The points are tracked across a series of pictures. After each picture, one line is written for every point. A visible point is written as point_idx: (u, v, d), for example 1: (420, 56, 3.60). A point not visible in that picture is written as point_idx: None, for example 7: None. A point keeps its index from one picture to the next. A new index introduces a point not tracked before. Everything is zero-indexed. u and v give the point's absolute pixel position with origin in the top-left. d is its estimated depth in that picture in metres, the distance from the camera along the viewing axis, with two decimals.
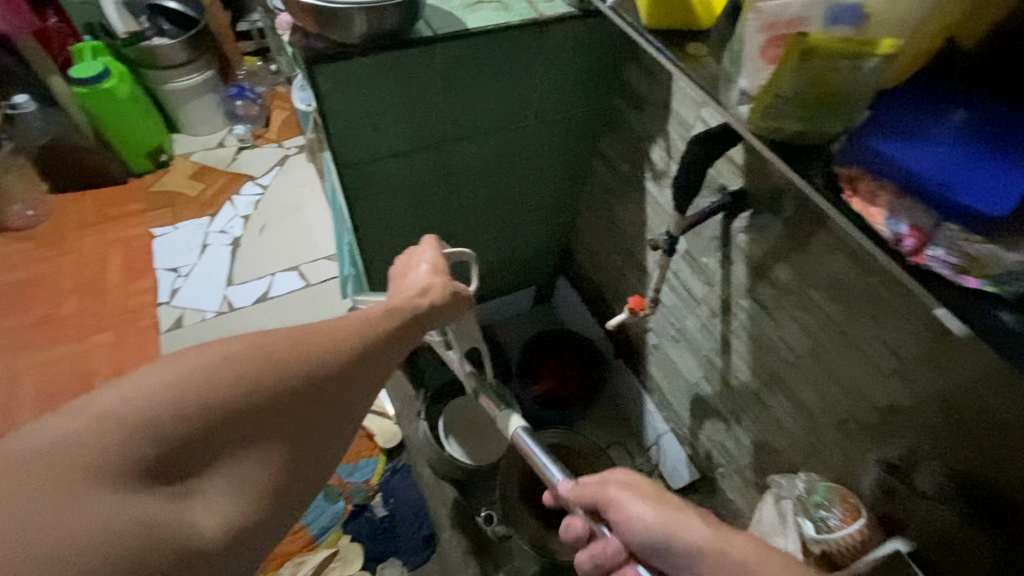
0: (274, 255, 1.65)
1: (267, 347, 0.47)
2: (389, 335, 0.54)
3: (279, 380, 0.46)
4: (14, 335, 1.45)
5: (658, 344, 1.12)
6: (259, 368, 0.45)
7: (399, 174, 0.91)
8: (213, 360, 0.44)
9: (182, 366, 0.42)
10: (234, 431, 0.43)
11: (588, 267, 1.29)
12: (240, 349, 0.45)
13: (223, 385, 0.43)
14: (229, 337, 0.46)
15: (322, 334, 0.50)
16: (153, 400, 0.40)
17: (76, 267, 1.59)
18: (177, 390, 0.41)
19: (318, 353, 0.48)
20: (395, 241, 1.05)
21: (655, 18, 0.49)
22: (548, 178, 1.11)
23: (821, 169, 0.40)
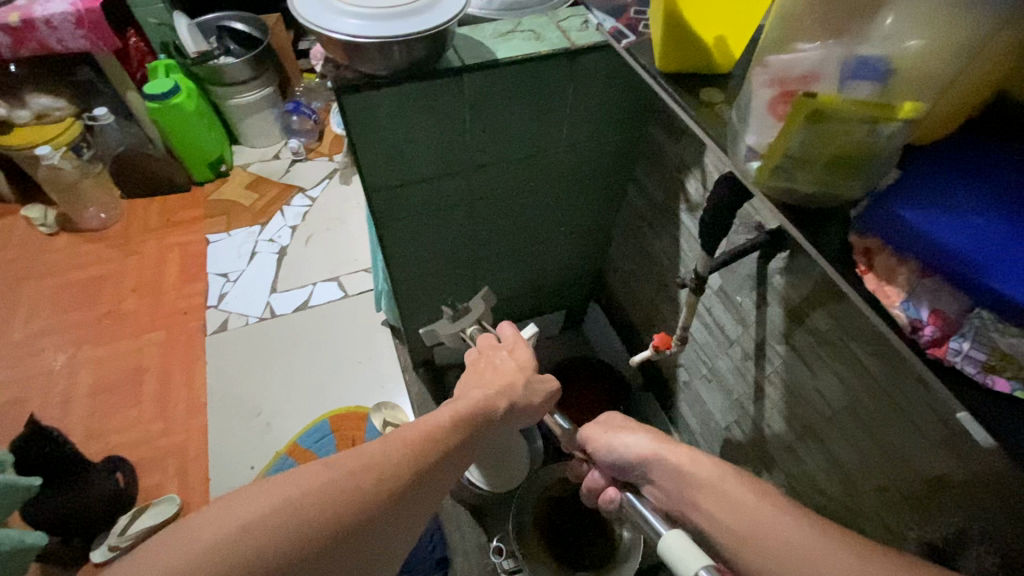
0: (317, 265, 1.71)
1: (290, 506, 0.48)
2: (417, 479, 0.55)
3: (323, 524, 0.48)
4: (79, 329, 1.56)
5: (689, 381, 1.07)
6: (278, 534, 0.46)
7: (428, 198, 0.92)
8: (233, 531, 0.45)
9: (204, 536, 0.44)
10: None
11: (620, 295, 1.26)
12: (263, 515, 0.46)
13: (274, 533, 0.46)
14: (261, 495, 0.48)
15: (364, 473, 0.52)
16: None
17: (138, 268, 1.70)
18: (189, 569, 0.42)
19: (349, 501, 0.50)
20: (423, 262, 1.06)
21: (667, 61, 0.49)
22: (580, 206, 1.10)
23: (838, 234, 0.40)
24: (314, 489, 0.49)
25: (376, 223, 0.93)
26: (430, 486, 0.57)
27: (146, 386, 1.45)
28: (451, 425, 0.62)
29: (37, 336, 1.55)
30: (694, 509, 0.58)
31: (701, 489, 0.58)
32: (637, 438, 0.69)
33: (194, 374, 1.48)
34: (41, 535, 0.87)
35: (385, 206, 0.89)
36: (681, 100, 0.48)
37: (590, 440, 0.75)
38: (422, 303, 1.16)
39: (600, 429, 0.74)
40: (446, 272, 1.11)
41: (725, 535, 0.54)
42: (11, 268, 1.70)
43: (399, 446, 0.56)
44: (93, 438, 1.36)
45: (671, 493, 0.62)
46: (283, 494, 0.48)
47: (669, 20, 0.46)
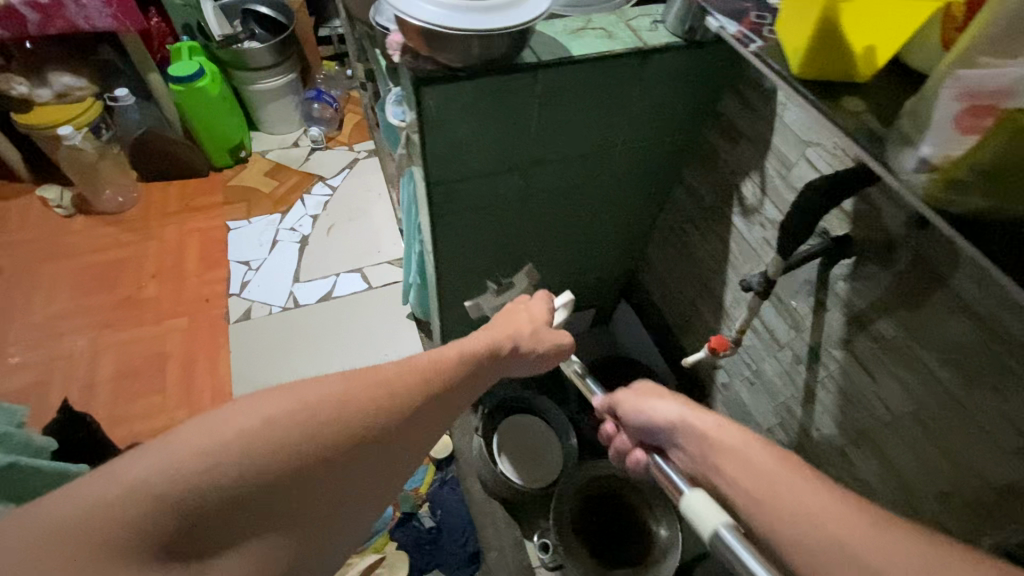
0: (340, 255, 1.69)
1: (307, 409, 0.51)
2: (422, 404, 0.59)
3: (337, 434, 0.52)
4: (98, 314, 1.53)
5: (729, 383, 1.08)
6: (295, 436, 0.49)
7: (484, 193, 0.91)
8: (255, 424, 0.48)
9: (230, 425, 0.47)
10: (261, 504, 0.47)
11: (656, 296, 1.27)
12: (283, 414, 0.50)
13: (277, 436, 0.48)
14: (279, 395, 0.51)
15: (357, 402, 0.54)
16: (190, 460, 0.44)
17: (158, 253, 1.67)
18: (212, 456, 0.45)
19: (360, 416, 0.54)
20: (468, 257, 1.05)
21: (807, 69, 0.51)
22: (625, 205, 1.10)
23: (1003, 239, 0.41)
24: (301, 409, 0.51)
25: (430, 216, 0.92)
26: (418, 421, 0.58)
27: (170, 373, 1.43)
28: (455, 363, 0.64)
29: (55, 319, 1.52)
30: (717, 475, 0.58)
31: (721, 452, 0.59)
32: (667, 405, 0.69)
33: (218, 363, 1.46)
34: None
35: (442, 199, 0.89)
36: (819, 105, 0.50)
37: (621, 405, 0.75)
38: (460, 296, 1.16)
39: (634, 395, 0.74)
40: (489, 266, 1.10)
41: (742, 497, 0.54)
42: (27, 249, 1.66)
43: (389, 383, 0.57)
44: (118, 424, 1.34)
45: (695, 456, 0.62)
46: (275, 410, 0.49)
47: (820, 32, 0.48)
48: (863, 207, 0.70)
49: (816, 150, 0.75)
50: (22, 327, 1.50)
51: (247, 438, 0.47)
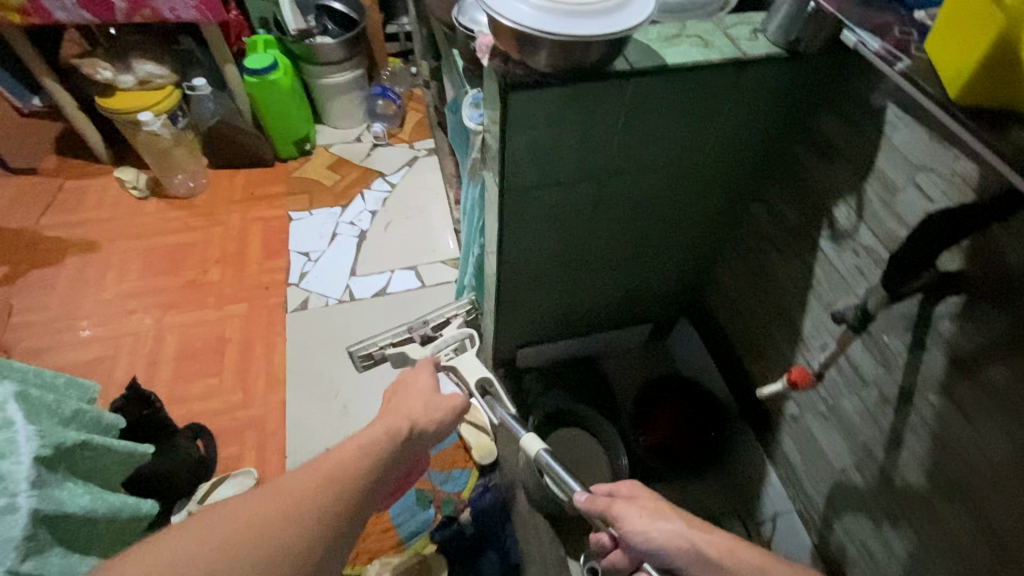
0: (395, 252, 1.70)
1: (252, 514, 0.55)
2: (359, 482, 0.64)
3: (282, 524, 0.56)
4: (165, 294, 1.59)
5: (798, 416, 1.02)
6: (235, 535, 0.53)
7: (557, 199, 0.88)
8: (194, 545, 0.52)
9: (167, 552, 0.51)
10: None
11: (722, 317, 1.21)
12: (217, 527, 0.53)
13: (220, 543, 0.52)
14: (207, 517, 0.54)
15: (270, 499, 0.57)
16: None
17: (222, 239, 1.73)
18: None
19: (301, 503, 0.58)
20: (533, 265, 1.03)
21: (967, 94, 0.53)
22: (698, 221, 1.05)
23: None
24: (227, 517, 0.55)
25: (500, 222, 0.89)
26: (362, 502, 0.64)
27: (228, 357, 1.47)
28: (375, 453, 0.69)
29: (126, 297, 1.59)
30: None
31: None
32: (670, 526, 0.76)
33: (274, 350, 1.49)
34: (154, 502, 0.83)
35: (516, 204, 0.86)
36: (981, 134, 0.53)
37: (623, 518, 0.77)
38: (518, 305, 1.14)
39: (637, 512, 0.76)
40: (552, 276, 1.08)
41: None
42: (104, 228, 1.75)
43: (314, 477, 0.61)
44: (177, 403, 1.39)
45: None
46: (210, 529, 0.53)
47: (991, 59, 0.50)
48: (980, 242, 0.64)
49: (928, 176, 0.69)
50: (96, 303, 1.58)
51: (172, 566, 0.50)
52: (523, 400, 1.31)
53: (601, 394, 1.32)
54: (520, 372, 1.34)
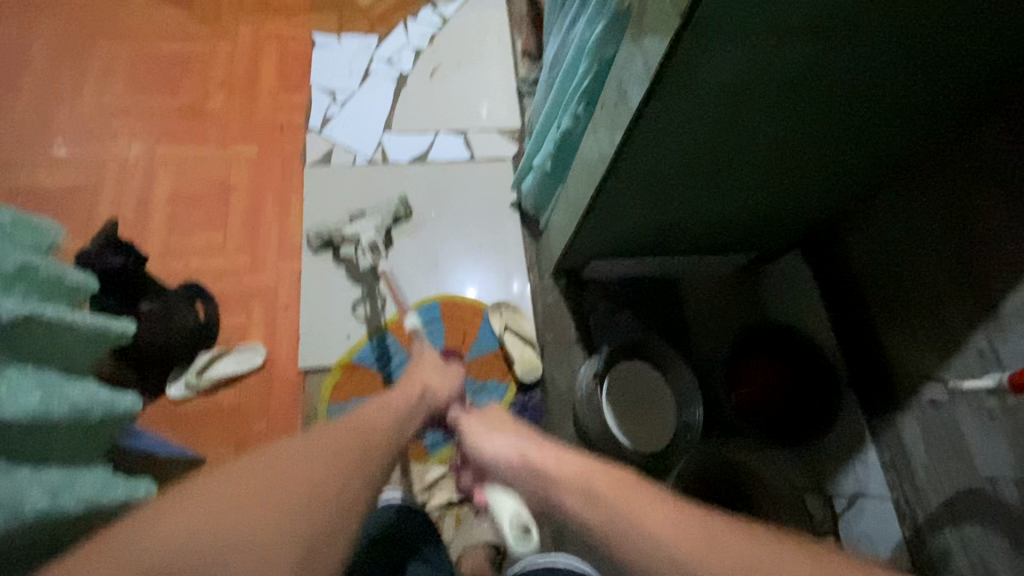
0: (441, 108, 1.37)
1: (279, 473, 0.54)
2: (359, 455, 0.60)
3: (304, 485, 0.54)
4: (157, 117, 1.29)
5: (941, 402, 0.83)
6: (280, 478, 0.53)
7: (749, 59, 0.58)
8: (259, 479, 0.53)
9: (230, 486, 0.52)
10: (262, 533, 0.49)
11: (865, 262, 0.95)
12: (269, 472, 0.54)
13: (263, 486, 0.52)
14: (263, 462, 0.55)
15: (299, 468, 0.55)
16: (212, 509, 0.49)
17: (227, 57, 1.37)
18: (220, 510, 0.49)
19: (321, 464, 0.57)
20: (662, 163, 0.74)
21: None
22: (895, 128, 0.75)
23: None
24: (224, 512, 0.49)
25: (651, 82, 0.59)
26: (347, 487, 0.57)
27: (233, 208, 1.22)
28: None
29: (106, 114, 1.28)
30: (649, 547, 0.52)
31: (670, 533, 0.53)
32: (505, 442, 0.72)
33: (288, 210, 1.23)
34: (134, 401, 0.65)
35: (689, 57, 0.56)
36: None
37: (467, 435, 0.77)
38: (619, 211, 0.86)
39: (479, 426, 0.76)
40: (679, 177, 0.79)
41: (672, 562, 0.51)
42: (78, 16, 1.38)
43: (303, 461, 0.56)
44: (172, 255, 1.17)
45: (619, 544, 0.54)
46: (258, 477, 0.53)
47: None
48: None
49: None
50: (71, 114, 1.28)
51: (203, 497, 0.50)
52: (585, 317, 1.13)
53: (673, 326, 1.11)
54: (581, 282, 1.15)
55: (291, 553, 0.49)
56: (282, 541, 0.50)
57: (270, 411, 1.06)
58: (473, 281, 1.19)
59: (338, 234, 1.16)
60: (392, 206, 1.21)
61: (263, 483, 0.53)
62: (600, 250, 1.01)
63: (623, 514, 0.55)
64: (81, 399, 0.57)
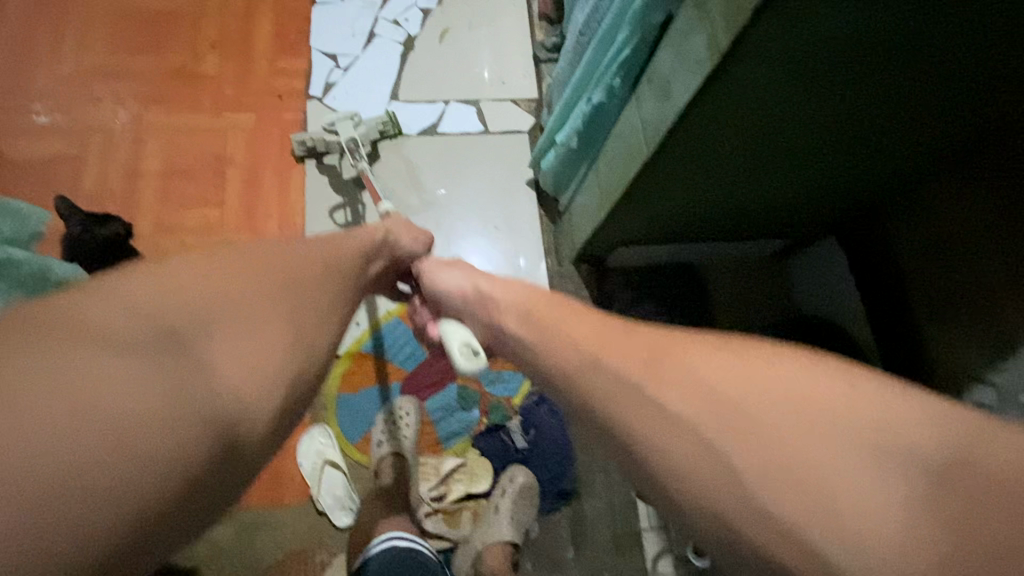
0: (451, 75, 1.27)
1: (235, 269, 0.44)
2: (319, 273, 0.52)
3: (265, 283, 0.45)
4: (143, 81, 1.19)
5: (988, 408, 0.78)
6: (245, 274, 0.44)
7: (832, 37, 0.50)
8: (212, 270, 0.42)
9: (181, 274, 0.41)
10: (235, 314, 0.40)
11: (910, 251, 0.89)
12: (225, 264, 0.44)
13: (222, 278, 0.42)
14: (211, 255, 0.44)
15: (250, 261, 0.46)
16: (165, 292, 0.38)
17: (219, 15, 1.26)
18: (181, 286, 0.40)
19: (275, 267, 0.48)
20: (711, 149, 0.67)
21: None
22: (971, 115, 0.68)
23: None
24: (173, 291, 0.39)
25: (717, 61, 0.52)
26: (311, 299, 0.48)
27: (230, 183, 1.14)
28: None
29: (88, 77, 1.18)
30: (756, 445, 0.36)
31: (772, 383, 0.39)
32: (456, 274, 0.74)
33: (289, 186, 1.15)
34: None
35: (766, 33, 0.48)
36: None
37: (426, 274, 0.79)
38: (654, 198, 0.80)
39: (436, 263, 0.79)
40: (726, 162, 0.72)
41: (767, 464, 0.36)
42: None
43: (252, 258, 0.47)
44: (166, 234, 1.09)
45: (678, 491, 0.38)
46: (211, 267, 0.43)
47: None
48: None
49: None
50: (50, 76, 1.17)
51: (143, 289, 0.38)
52: (606, 304, 1.08)
53: (700, 315, 1.06)
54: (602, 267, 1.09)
55: (278, 340, 0.42)
56: (273, 341, 0.41)
57: None
58: (487, 264, 1.13)
59: (321, 139, 1.12)
60: (379, 122, 1.15)
61: (230, 281, 0.42)
62: (628, 235, 0.94)
63: (590, 363, 0.47)
64: None
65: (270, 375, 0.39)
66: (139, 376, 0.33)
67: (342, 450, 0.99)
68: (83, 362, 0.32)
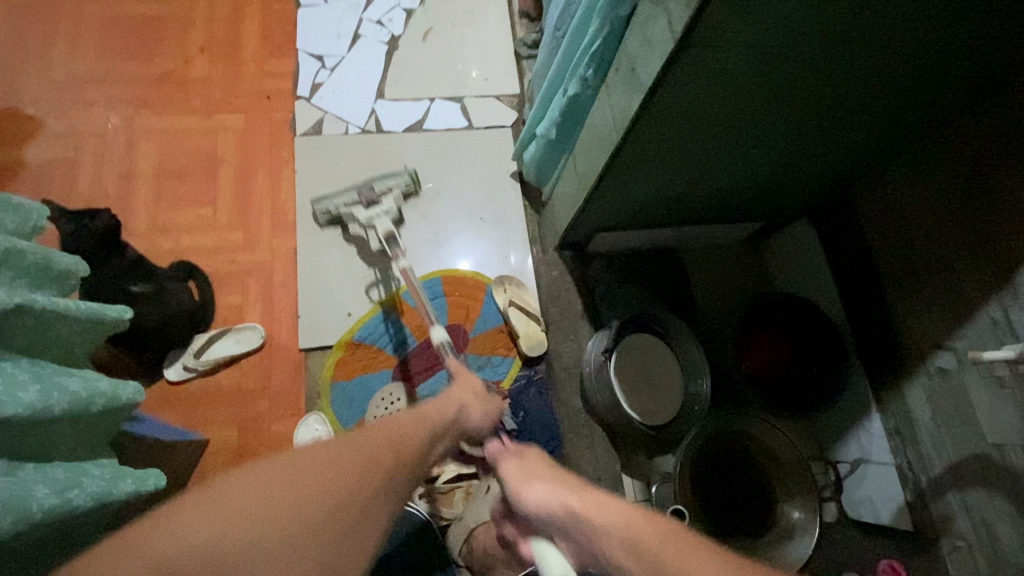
0: (435, 73, 1.30)
1: (301, 470, 0.47)
2: (391, 449, 0.53)
3: (329, 485, 0.47)
4: (135, 84, 1.22)
5: (951, 370, 0.82)
6: (314, 476, 0.47)
7: (781, 23, 0.54)
8: (278, 474, 0.46)
9: (251, 487, 0.45)
10: (278, 530, 0.43)
11: (876, 228, 0.94)
12: (294, 466, 0.47)
13: (283, 486, 0.45)
14: (281, 458, 0.48)
15: (324, 461, 0.48)
16: (223, 522, 0.42)
17: (207, 19, 1.29)
18: (242, 512, 0.43)
19: (346, 457, 0.50)
20: (679, 132, 0.71)
21: None
22: (920, 93, 0.72)
23: None
24: (232, 520, 0.42)
25: (677, 47, 0.56)
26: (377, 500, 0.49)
27: (223, 182, 1.17)
28: None
29: (81, 82, 1.21)
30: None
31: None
32: (541, 489, 0.55)
33: (281, 183, 1.18)
34: (138, 389, 0.62)
35: (720, 20, 0.52)
36: None
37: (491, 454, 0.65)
38: (630, 182, 0.83)
39: (512, 466, 0.59)
40: (695, 145, 0.76)
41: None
42: None
43: (327, 453, 0.49)
44: (161, 233, 1.12)
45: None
46: (280, 474, 0.46)
47: None
48: None
49: None
50: (43, 82, 1.20)
51: (214, 506, 0.43)
52: (589, 290, 1.12)
53: (679, 297, 1.10)
54: (584, 252, 1.13)
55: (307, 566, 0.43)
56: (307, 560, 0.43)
57: (271, 390, 1.04)
58: (474, 255, 1.16)
59: (346, 208, 1.08)
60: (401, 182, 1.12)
61: (294, 484, 0.46)
62: (607, 220, 0.98)
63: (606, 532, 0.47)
64: (81, 390, 0.54)
65: None
66: None
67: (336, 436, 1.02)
68: None
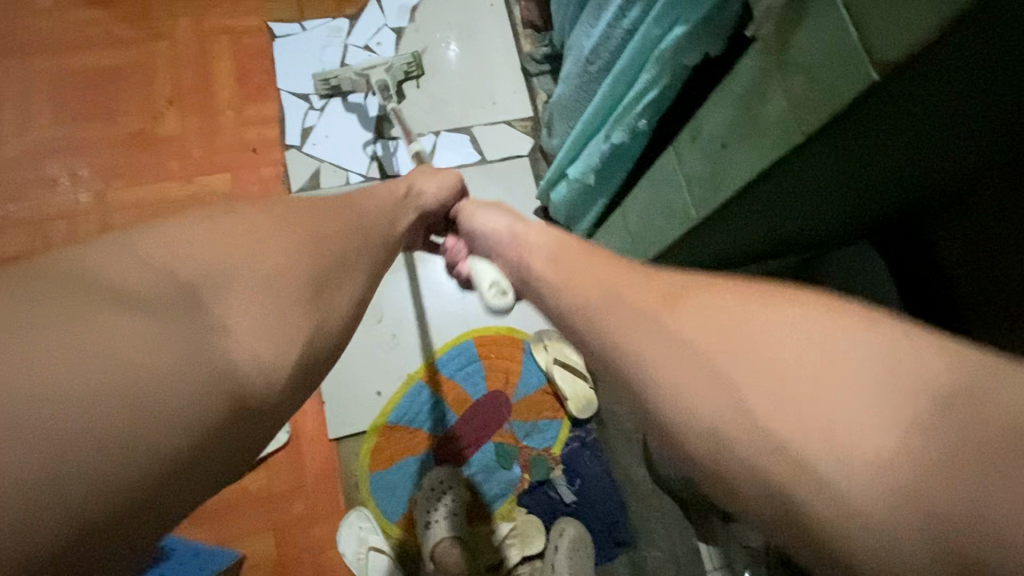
0: (436, 99, 1.16)
1: (255, 227, 0.43)
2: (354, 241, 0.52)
3: (290, 244, 0.44)
4: (100, 152, 1.07)
5: None
6: (272, 230, 0.44)
7: (939, 104, 0.41)
8: (228, 226, 0.42)
9: (203, 232, 0.40)
10: (246, 274, 0.39)
11: None
12: (248, 223, 0.44)
13: (240, 237, 0.41)
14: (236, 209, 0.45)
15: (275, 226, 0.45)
16: (186, 252, 0.38)
17: (172, 65, 1.13)
18: (198, 248, 0.38)
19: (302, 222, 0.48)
20: (768, 207, 0.60)
21: None
22: None
23: None
24: (185, 252, 0.38)
25: (808, 135, 0.43)
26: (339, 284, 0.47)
27: None
28: None
29: (38, 155, 1.06)
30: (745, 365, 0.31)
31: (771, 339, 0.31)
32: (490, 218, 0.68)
33: None
34: None
35: (876, 107, 0.40)
36: None
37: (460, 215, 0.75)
38: (697, 248, 0.72)
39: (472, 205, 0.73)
40: (779, 215, 0.64)
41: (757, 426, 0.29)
42: None
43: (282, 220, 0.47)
44: None
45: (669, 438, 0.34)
46: (231, 227, 0.42)
47: None
48: None
49: None
50: None
51: (184, 243, 0.38)
52: None
53: None
54: None
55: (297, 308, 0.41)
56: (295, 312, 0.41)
57: (306, 489, 0.95)
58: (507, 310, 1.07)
59: (347, 78, 1.07)
60: (404, 62, 1.06)
61: (249, 239, 0.42)
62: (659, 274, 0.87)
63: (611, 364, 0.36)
64: None
65: (277, 347, 0.38)
66: (150, 330, 0.32)
67: (385, 534, 0.94)
68: (87, 329, 0.30)
